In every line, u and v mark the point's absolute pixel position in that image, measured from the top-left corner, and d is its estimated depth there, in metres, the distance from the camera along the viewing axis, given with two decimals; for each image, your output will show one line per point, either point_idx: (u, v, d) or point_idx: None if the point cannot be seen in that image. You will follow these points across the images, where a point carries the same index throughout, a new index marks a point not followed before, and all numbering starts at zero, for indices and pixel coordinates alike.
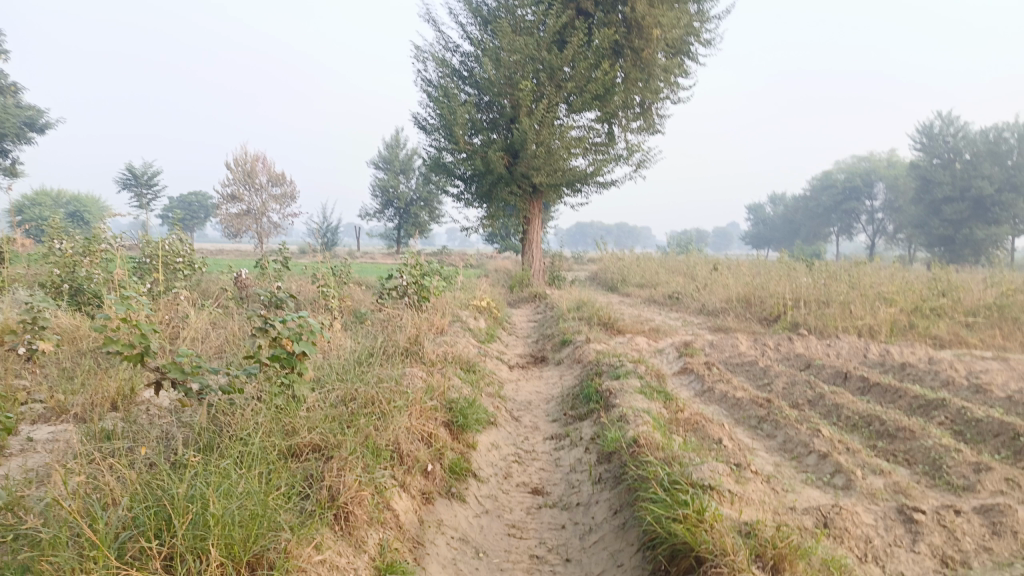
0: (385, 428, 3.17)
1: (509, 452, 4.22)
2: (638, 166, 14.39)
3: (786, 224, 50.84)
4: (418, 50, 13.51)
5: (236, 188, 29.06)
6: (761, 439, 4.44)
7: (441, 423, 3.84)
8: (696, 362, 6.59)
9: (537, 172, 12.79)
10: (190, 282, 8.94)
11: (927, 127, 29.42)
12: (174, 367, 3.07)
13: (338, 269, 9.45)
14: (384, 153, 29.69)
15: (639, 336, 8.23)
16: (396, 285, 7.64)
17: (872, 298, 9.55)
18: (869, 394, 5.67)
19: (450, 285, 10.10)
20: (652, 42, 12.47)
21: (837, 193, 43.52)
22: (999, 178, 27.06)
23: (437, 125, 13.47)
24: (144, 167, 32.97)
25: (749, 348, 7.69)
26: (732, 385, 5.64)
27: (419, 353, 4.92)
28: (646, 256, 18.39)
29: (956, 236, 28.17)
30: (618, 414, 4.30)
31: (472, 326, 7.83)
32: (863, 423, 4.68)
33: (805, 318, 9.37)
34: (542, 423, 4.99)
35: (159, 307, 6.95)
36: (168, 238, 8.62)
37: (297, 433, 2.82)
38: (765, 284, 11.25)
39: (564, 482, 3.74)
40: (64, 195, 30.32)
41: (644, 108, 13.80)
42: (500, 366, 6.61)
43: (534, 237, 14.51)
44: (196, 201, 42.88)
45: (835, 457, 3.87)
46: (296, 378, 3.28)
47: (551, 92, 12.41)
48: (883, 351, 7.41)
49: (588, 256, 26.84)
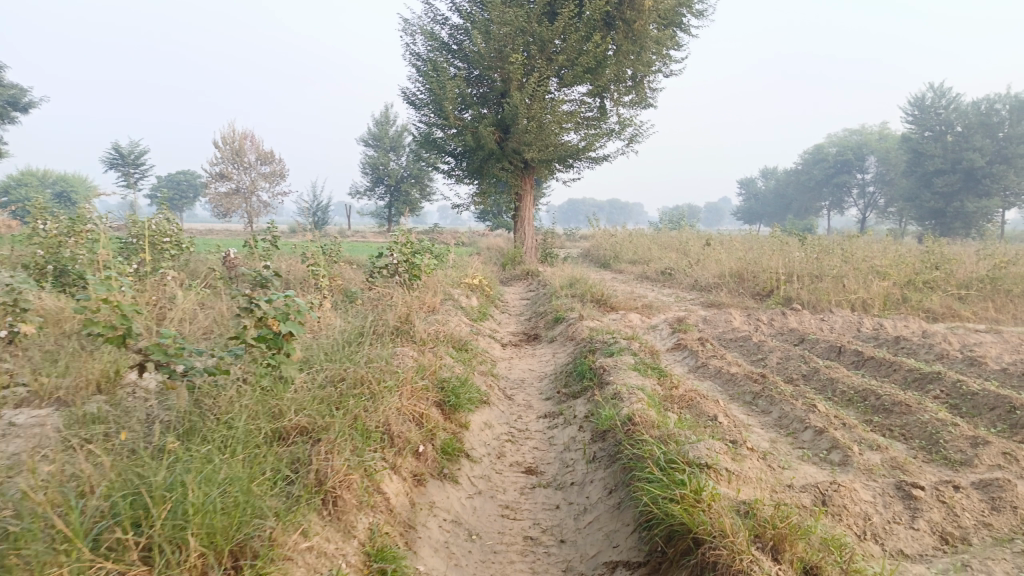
0: (375, 409, 3.10)
1: (502, 432, 4.16)
2: (630, 140, 14.26)
3: (778, 199, 50.76)
4: (406, 23, 13.27)
5: (225, 166, 28.73)
6: (756, 415, 4.40)
7: (433, 403, 3.77)
8: (690, 338, 6.54)
9: (528, 147, 12.64)
10: (178, 263, 8.81)
11: (919, 99, 29.32)
12: (157, 349, 3.00)
13: (328, 247, 9.34)
14: (373, 130, 29.40)
15: (632, 312, 8.17)
16: (387, 263, 7.55)
17: (865, 271, 9.52)
18: (864, 369, 5.65)
19: (442, 263, 10.02)
20: (644, 14, 12.28)
21: (829, 167, 43.45)
22: (990, 150, 27.02)
23: (427, 100, 13.27)
24: (130, 146, 32.54)
25: (742, 324, 7.65)
26: (726, 361, 5.60)
27: (410, 332, 4.84)
28: (638, 232, 18.31)
29: (947, 209, 28.17)
30: (613, 392, 4.24)
31: (464, 304, 7.76)
32: (859, 398, 4.65)
33: (798, 293, 9.32)
34: (535, 402, 4.94)
35: (146, 288, 6.84)
36: (154, 218, 8.50)
37: (283, 415, 2.74)
38: (757, 258, 11.19)
39: (559, 461, 3.69)
40: (49, 176, 29.92)
41: (636, 81, 13.64)
42: (492, 344, 6.54)
43: (526, 214, 14.40)
44: (184, 180, 42.40)
45: (832, 432, 3.83)
46: (284, 361, 3.19)
47: (542, 66, 12.24)
48: (877, 325, 7.38)
49: (580, 233, 26.72)
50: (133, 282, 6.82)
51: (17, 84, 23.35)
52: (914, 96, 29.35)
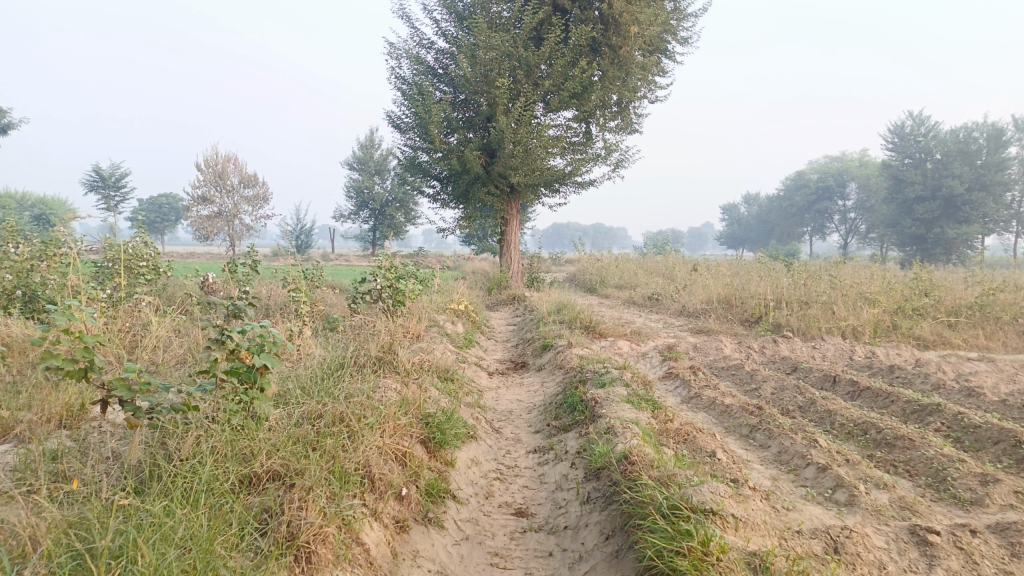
0: (354, 449, 2.89)
1: (490, 469, 3.95)
2: (616, 165, 14.23)
3: (761, 224, 51.13)
4: (391, 46, 13.22)
5: (207, 189, 28.50)
6: (754, 450, 4.22)
7: (417, 440, 3.56)
8: (681, 367, 6.37)
9: (514, 171, 12.51)
10: (154, 288, 8.54)
11: (899, 127, 29.73)
12: (121, 385, 2.81)
13: (310, 271, 9.11)
14: (358, 154, 29.27)
15: (621, 339, 8.00)
16: (370, 289, 7.35)
17: (854, 298, 9.42)
18: (860, 399, 5.51)
19: (427, 288, 9.82)
20: (629, 39, 12.29)
21: (810, 192, 43.90)
22: (969, 177, 27.35)
23: (412, 124, 13.17)
24: (112, 168, 32.17)
25: (733, 351, 7.51)
26: (720, 391, 5.44)
27: (393, 362, 4.63)
28: (624, 257, 18.22)
29: (927, 235, 28.39)
30: (606, 426, 4.05)
31: (450, 331, 7.56)
32: (859, 432, 4.49)
33: (788, 319, 9.20)
34: (524, 435, 4.74)
35: (119, 314, 6.58)
36: (131, 241, 8.23)
37: (255, 458, 2.54)
38: (745, 284, 11.09)
39: (550, 502, 3.48)
40: (28, 198, 29.49)
41: (622, 107, 13.63)
42: (479, 373, 6.34)
43: (512, 238, 14.27)
44: (166, 203, 41.97)
45: (835, 470, 3.66)
46: (257, 397, 2.99)
47: (528, 90, 12.20)
48: (869, 353, 7.27)
49: (565, 258, 26.65)
50: (105, 307, 6.55)
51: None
52: (893, 124, 29.77)
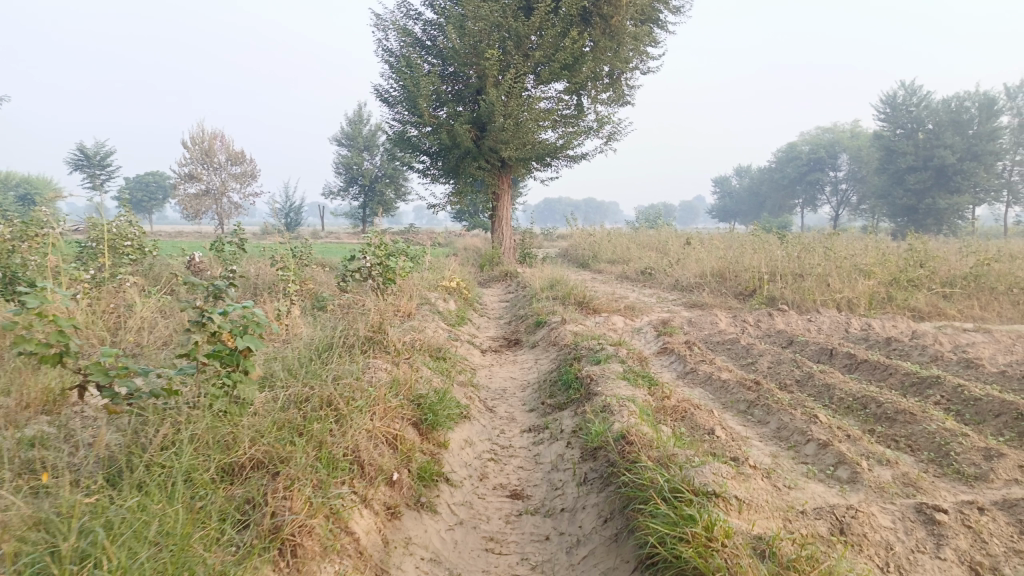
0: (342, 434, 2.78)
1: (484, 449, 3.86)
2: (608, 138, 14.04)
3: (752, 197, 51.02)
4: (378, 18, 12.92)
5: (194, 167, 28.12)
6: (753, 427, 4.15)
7: (408, 422, 3.45)
8: (676, 342, 6.29)
9: (505, 145, 12.30)
10: (139, 267, 8.36)
11: (891, 97, 29.53)
12: (97, 370, 2.69)
13: (298, 249, 8.95)
14: (347, 129, 28.91)
15: (615, 315, 7.90)
16: (359, 267, 7.16)
17: (848, 270, 9.34)
18: (858, 372, 5.44)
19: (418, 266, 9.68)
20: (621, 9, 12.05)
21: (802, 164, 43.77)
22: (960, 148, 27.23)
23: (400, 97, 12.92)
24: (96, 147, 31.67)
25: (729, 325, 7.43)
26: (716, 366, 5.37)
27: (383, 341, 4.51)
28: (616, 232, 18.08)
29: (919, 206, 28.34)
30: (602, 404, 3.96)
31: (442, 308, 7.45)
32: (858, 406, 4.42)
33: (782, 292, 9.12)
34: (518, 414, 4.65)
35: (103, 296, 6.43)
36: (115, 220, 8.04)
37: (237, 446, 2.43)
38: (739, 257, 11.00)
39: (546, 483, 3.40)
40: (11, 178, 29.02)
41: (613, 79, 13.41)
42: (471, 351, 6.23)
43: (503, 214, 14.10)
44: (153, 181, 41.43)
45: (837, 446, 3.58)
46: (241, 381, 2.87)
47: (518, 61, 11.95)
48: (865, 325, 7.20)
49: (557, 233, 26.46)
50: (87, 288, 6.38)
51: None
52: (885, 94, 29.58)
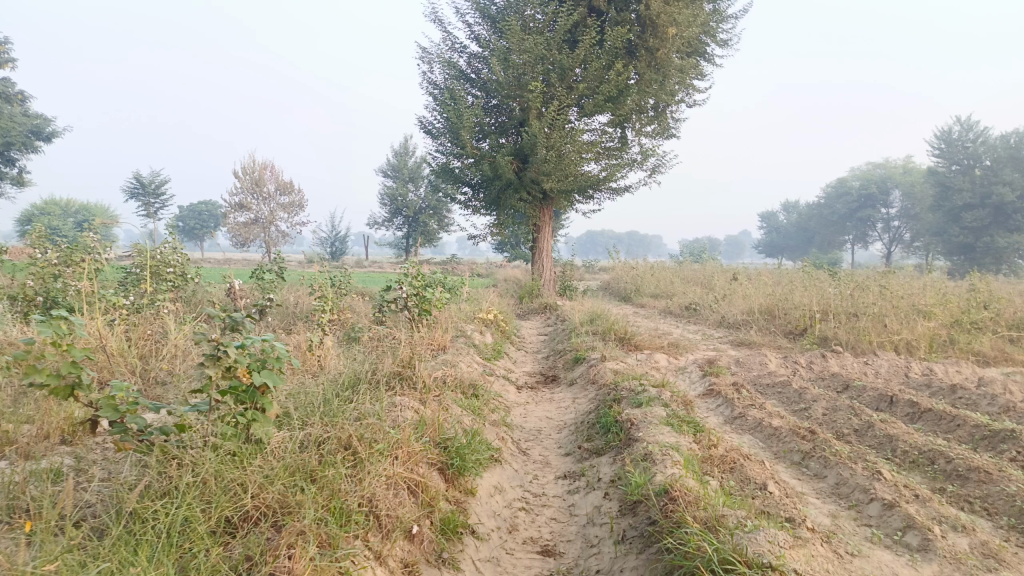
0: (359, 482, 2.59)
1: (515, 497, 3.61)
2: (652, 171, 13.83)
3: (800, 232, 50.01)
4: (423, 51, 13.04)
5: (244, 196, 28.76)
6: (809, 481, 3.81)
7: (433, 467, 3.23)
8: (723, 384, 5.96)
9: (547, 177, 12.16)
10: (180, 294, 8.37)
11: (945, 132, 28.79)
12: (107, 405, 2.56)
13: (337, 278, 8.87)
14: (392, 161, 29.34)
15: (658, 353, 7.58)
16: (396, 297, 6.95)
17: (906, 311, 8.87)
18: (921, 422, 5.03)
19: (456, 297, 9.52)
20: (667, 41, 11.89)
21: (852, 200, 42.80)
22: (1020, 185, 26.26)
23: (443, 129, 12.96)
24: (152, 176, 32.69)
25: (779, 366, 7.06)
26: (766, 412, 5.03)
27: (413, 377, 4.32)
28: (660, 265, 17.73)
29: (976, 244, 27.21)
30: (643, 452, 3.69)
31: (478, 342, 7.25)
32: (925, 461, 4.03)
33: (836, 332, 8.68)
34: (553, 459, 4.38)
35: (141, 322, 6.39)
36: (159, 246, 8.08)
37: (243, 494, 2.29)
38: (788, 294, 10.57)
39: (581, 539, 3.13)
40: (72, 205, 30.07)
41: (658, 111, 13.23)
42: (507, 388, 6.00)
43: (544, 246, 13.92)
44: (205, 209, 42.51)
45: (904, 508, 3.23)
46: (256, 420, 2.69)
47: (562, 93, 11.85)
48: (927, 370, 6.75)
49: (599, 266, 26.16)
50: (124, 314, 6.36)
51: (41, 114, 23.65)
52: (939, 130, 28.85)
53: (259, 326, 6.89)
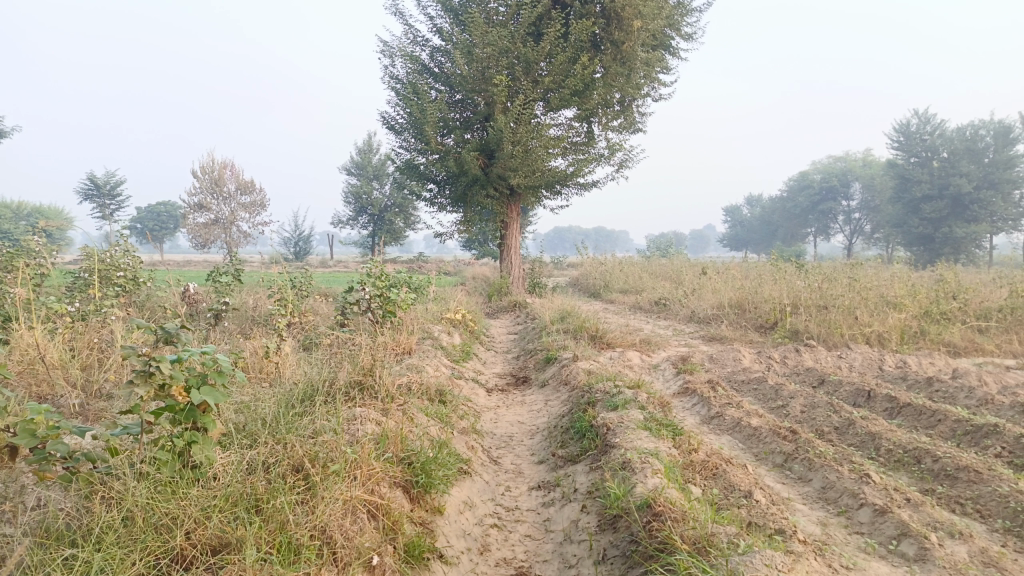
0: (310, 510, 2.35)
1: (486, 513, 3.37)
2: (620, 166, 13.66)
3: (763, 226, 50.58)
4: (384, 45, 12.68)
5: (203, 196, 28.05)
6: (793, 485, 3.64)
7: (396, 485, 2.97)
8: (698, 382, 5.79)
9: (514, 173, 11.92)
10: (132, 299, 7.93)
11: (904, 125, 29.27)
12: (24, 430, 2.26)
13: (298, 279, 8.52)
14: (356, 159, 28.92)
15: (631, 350, 7.39)
16: (358, 298, 6.63)
17: (875, 303, 8.82)
18: (900, 417, 4.92)
19: (422, 297, 9.24)
20: (632, 34, 11.72)
21: (814, 193, 43.41)
22: (976, 176, 26.79)
23: (406, 125, 12.62)
24: (107, 177, 31.71)
25: (752, 362, 6.92)
26: (745, 411, 4.86)
27: (374, 387, 4.05)
28: (628, 260, 17.63)
29: (935, 235, 27.63)
30: (621, 459, 3.47)
31: (446, 343, 6.98)
32: (910, 460, 3.89)
33: (807, 325, 8.59)
34: (526, 467, 4.15)
35: (85, 330, 5.98)
36: (108, 249, 7.63)
37: (173, 534, 2.06)
38: (758, 287, 10.49)
39: (558, 559, 2.91)
40: (24, 207, 29.01)
41: (624, 106, 13.08)
42: (477, 391, 5.76)
43: (512, 243, 13.66)
44: (164, 210, 41.50)
45: (896, 513, 3.07)
46: (196, 441, 2.42)
47: (527, 87, 11.62)
48: (900, 363, 6.67)
49: (567, 261, 26.02)
50: (67, 322, 5.95)
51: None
52: (898, 123, 29.34)
53: (214, 332, 6.54)
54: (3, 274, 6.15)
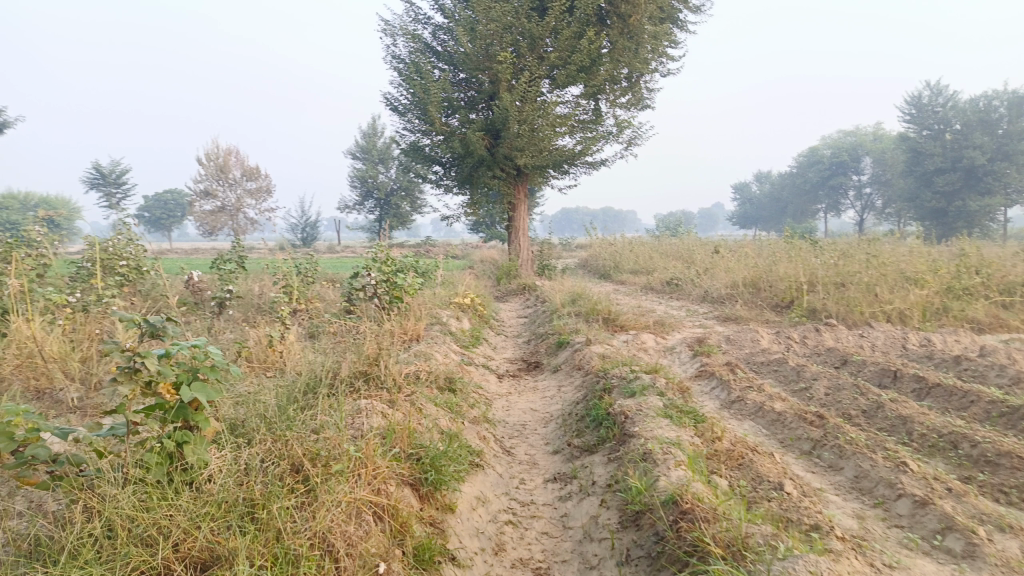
0: (310, 516, 2.18)
1: (501, 509, 3.20)
2: (629, 143, 13.37)
3: (773, 203, 50.10)
4: (386, 24, 12.39)
5: (209, 184, 27.92)
6: (824, 474, 3.45)
7: (403, 483, 2.79)
8: (717, 364, 5.58)
9: (521, 152, 11.66)
10: (136, 288, 7.77)
11: (915, 98, 28.77)
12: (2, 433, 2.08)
13: (304, 265, 8.33)
14: (361, 142, 28.73)
15: (644, 332, 7.18)
16: (364, 284, 6.48)
17: (894, 279, 8.54)
18: (930, 399, 4.70)
19: (429, 281, 9.04)
20: (639, 7, 11.40)
21: (824, 168, 42.87)
22: (990, 148, 26.29)
23: (410, 105, 12.34)
24: (112, 165, 31.54)
25: (771, 343, 6.70)
26: (767, 395, 4.67)
27: (380, 377, 3.88)
28: (638, 240, 17.36)
29: (948, 209, 27.11)
30: (641, 450, 3.28)
31: (454, 329, 6.79)
32: (945, 446, 3.69)
33: (824, 304, 8.36)
34: (541, 458, 3.97)
35: (86, 321, 5.81)
36: (110, 238, 7.45)
37: (160, 547, 1.91)
38: (772, 265, 10.24)
39: (578, 560, 2.74)
40: (30, 198, 28.92)
41: (632, 82, 12.74)
42: (487, 378, 5.58)
43: (520, 224, 13.42)
44: (171, 199, 41.27)
45: (938, 505, 2.87)
46: (188, 441, 2.25)
47: (532, 64, 11.33)
48: (924, 341, 6.44)
49: (574, 242, 25.74)
50: (67, 314, 5.79)
51: None
52: (909, 95, 28.84)
53: (219, 323, 6.38)
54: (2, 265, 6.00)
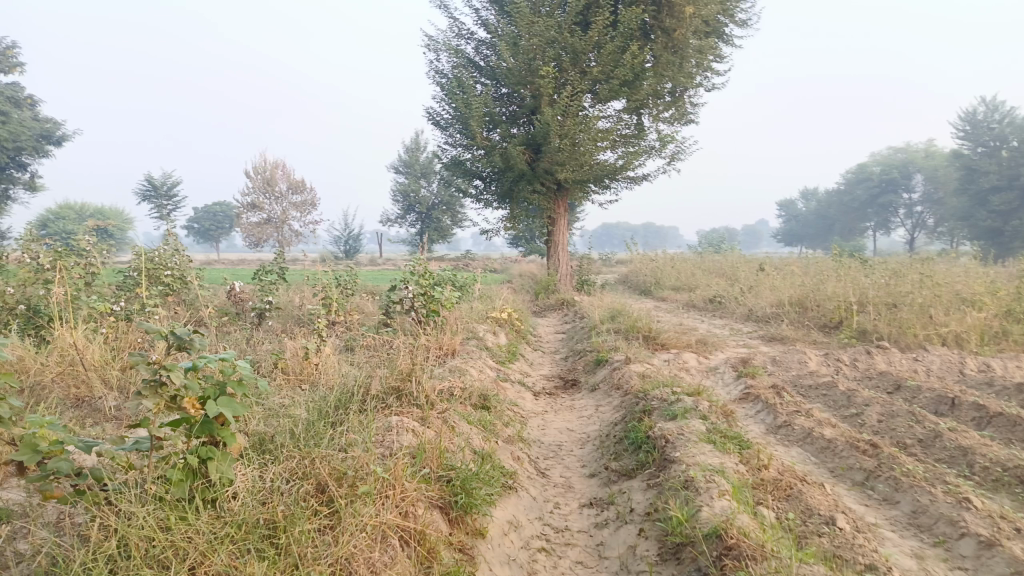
0: (332, 540, 2.09)
1: (534, 534, 3.07)
2: (672, 158, 13.17)
3: (820, 221, 49.07)
4: (429, 39, 12.49)
5: (256, 196, 28.49)
6: (879, 508, 3.24)
7: (432, 506, 2.70)
8: (761, 387, 5.37)
9: (561, 167, 11.58)
10: (179, 298, 7.87)
11: (970, 114, 27.95)
12: (26, 445, 2.03)
13: (343, 277, 8.35)
14: (404, 157, 29.06)
15: (686, 352, 7.00)
16: (402, 297, 6.45)
17: (949, 301, 8.19)
18: (992, 429, 4.42)
19: (467, 295, 8.98)
20: (684, 21, 11.26)
21: (873, 186, 41.87)
22: None
23: (452, 120, 12.39)
24: (165, 177, 32.40)
25: (819, 365, 6.45)
26: (816, 421, 4.45)
27: (413, 394, 3.79)
28: (679, 257, 17.09)
29: (1005, 228, 25.95)
30: (682, 477, 3.12)
31: (491, 344, 6.70)
32: (1011, 481, 3.44)
33: (875, 325, 8.05)
34: (577, 481, 3.83)
35: (129, 329, 5.88)
36: (156, 248, 7.55)
37: (177, 569, 1.85)
38: (819, 284, 9.93)
39: None
40: (86, 208, 29.86)
41: (676, 96, 12.52)
42: (523, 395, 5.46)
43: (560, 239, 13.30)
44: (219, 211, 42.23)
45: (1006, 546, 2.65)
46: (212, 458, 2.16)
47: (574, 79, 11.26)
48: (984, 366, 6.12)
49: (615, 258, 25.50)
50: (111, 322, 5.86)
51: None
52: (964, 112, 28.04)
53: (257, 334, 6.40)
54: (52, 273, 6.11)
